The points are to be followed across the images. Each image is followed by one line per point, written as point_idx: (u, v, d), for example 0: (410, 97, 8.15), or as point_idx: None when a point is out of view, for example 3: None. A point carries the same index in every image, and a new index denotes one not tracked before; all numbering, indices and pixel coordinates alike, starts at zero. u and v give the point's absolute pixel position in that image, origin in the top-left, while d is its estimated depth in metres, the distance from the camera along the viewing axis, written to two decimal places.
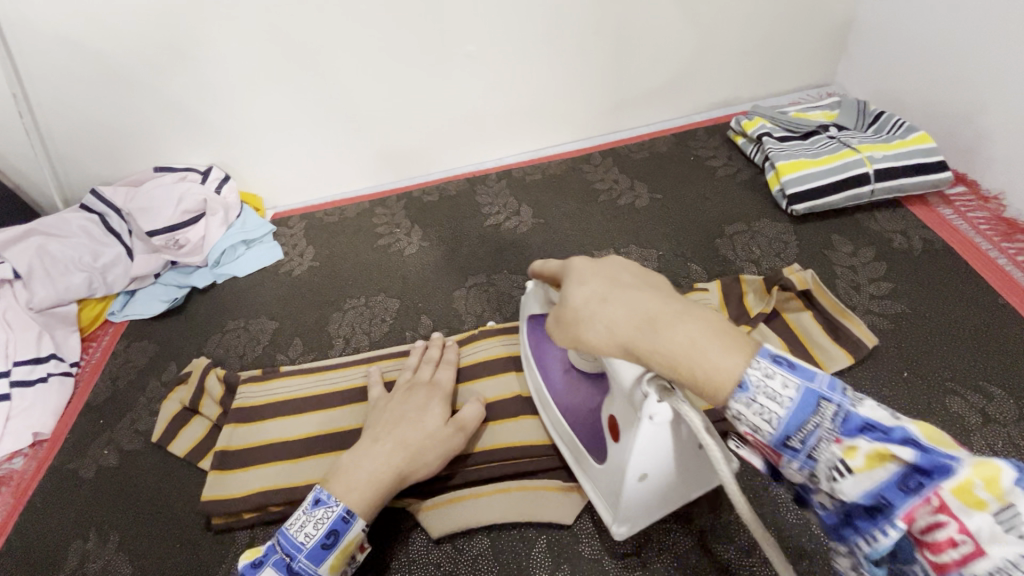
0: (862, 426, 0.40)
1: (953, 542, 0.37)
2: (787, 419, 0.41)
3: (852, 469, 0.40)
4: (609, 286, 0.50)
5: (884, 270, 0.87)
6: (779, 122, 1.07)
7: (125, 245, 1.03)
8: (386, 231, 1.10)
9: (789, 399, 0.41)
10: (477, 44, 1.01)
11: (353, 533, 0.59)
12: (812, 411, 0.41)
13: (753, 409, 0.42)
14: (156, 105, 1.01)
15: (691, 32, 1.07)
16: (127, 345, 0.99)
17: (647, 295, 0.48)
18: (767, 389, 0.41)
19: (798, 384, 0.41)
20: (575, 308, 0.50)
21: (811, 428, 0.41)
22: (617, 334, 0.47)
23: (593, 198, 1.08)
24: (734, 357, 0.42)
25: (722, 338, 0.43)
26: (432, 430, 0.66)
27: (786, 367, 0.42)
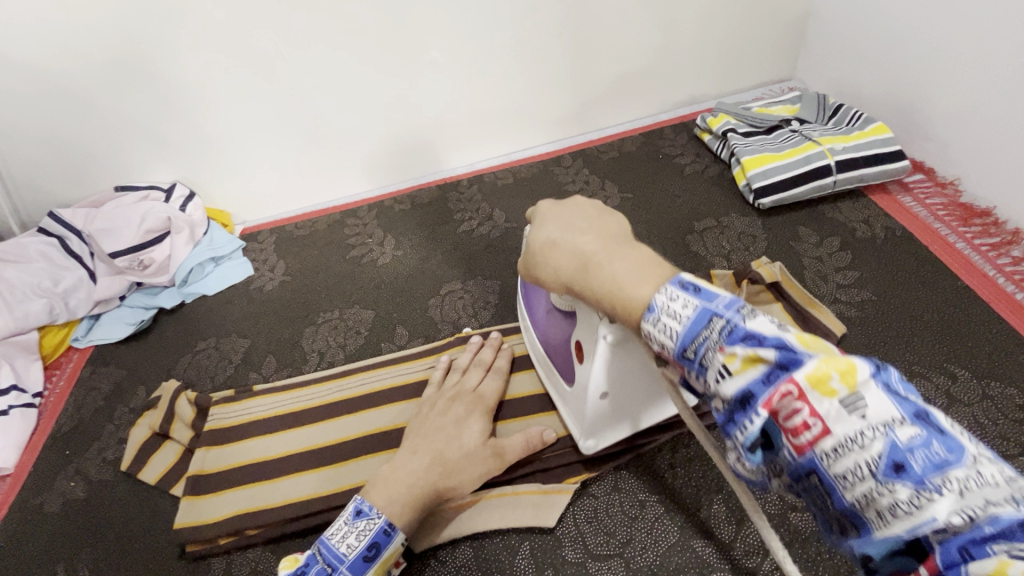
0: (746, 334, 0.35)
1: (807, 423, 0.33)
2: (685, 334, 0.37)
3: (732, 371, 0.35)
4: (565, 229, 0.50)
5: (849, 258, 0.89)
6: (743, 118, 1.09)
7: (87, 267, 1.00)
8: (358, 242, 1.09)
9: (686, 315, 0.37)
10: (442, 51, 1.01)
11: (393, 547, 0.59)
12: (705, 324, 0.37)
13: (657, 328, 0.39)
14: (114, 124, 0.99)
15: (653, 33, 1.09)
16: (92, 372, 0.96)
17: (594, 237, 0.48)
18: (670, 311, 0.38)
19: (696, 305, 0.38)
20: (533, 253, 0.52)
21: (701, 341, 0.37)
22: (562, 275, 0.49)
23: (565, 200, 1.08)
24: (648, 285, 0.41)
25: (646, 272, 0.42)
26: (472, 447, 0.65)
27: (689, 290, 0.39)
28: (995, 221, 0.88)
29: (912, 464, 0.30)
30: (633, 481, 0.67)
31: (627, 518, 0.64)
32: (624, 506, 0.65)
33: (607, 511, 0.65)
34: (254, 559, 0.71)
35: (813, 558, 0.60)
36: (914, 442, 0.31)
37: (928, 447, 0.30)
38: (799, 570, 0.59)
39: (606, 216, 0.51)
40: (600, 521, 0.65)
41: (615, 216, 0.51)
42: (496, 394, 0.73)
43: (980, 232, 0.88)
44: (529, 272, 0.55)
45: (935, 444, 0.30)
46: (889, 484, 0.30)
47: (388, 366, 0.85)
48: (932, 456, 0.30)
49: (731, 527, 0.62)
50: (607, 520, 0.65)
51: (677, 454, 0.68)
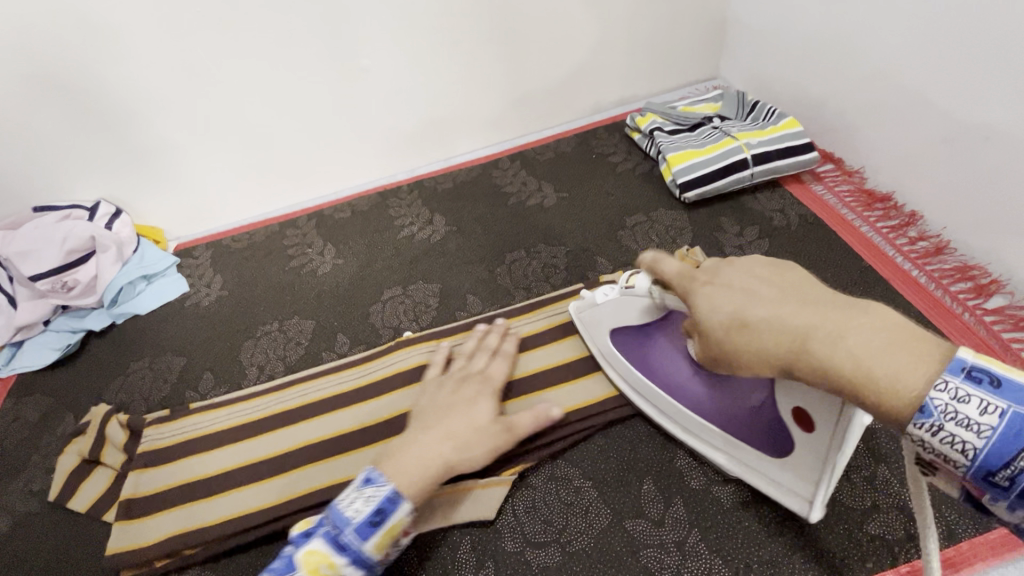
0: None
1: None
2: (990, 450, 0.40)
3: None
4: (751, 306, 0.51)
5: (767, 246, 0.95)
6: (669, 117, 1.14)
7: (7, 292, 0.96)
8: (298, 252, 1.08)
9: (991, 425, 0.40)
10: (374, 58, 1.02)
11: (399, 515, 0.57)
12: (1019, 436, 0.39)
13: (939, 437, 0.42)
14: (29, 142, 0.95)
15: (578, 37, 1.13)
16: (16, 402, 0.91)
17: (808, 315, 0.48)
18: (956, 414, 0.42)
19: (1002, 407, 0.40)
20: (716, 335, 0.53)
21: (1017, 462, 0.40)
22: (774, 358, 0.50)
23: (504, 202, 1.10)
24: (921, 368, 0.43)
25: (907, 355, 0.44)
26: (483, 423, 0.65)
27: (986, 390, 0.41)
28: (894, 205, 0.95)
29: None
30: (570, 469, 0.69)
31: (564, 505, 0.66)
32: (560, 493, 0.67)
33: (545, 499, 0.67)
34: None
35: (736, 525, 0.63)
36: None
37: None
38: (733, 534, 0.63)
39: (785, 274, 0.53)
40: (538, 509, 0.66)
41: (792, 270, 0.53)
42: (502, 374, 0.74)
43: (882, 215, 0.95)
44: (707, 354, 0.56)
45: None
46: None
47: (339, 370, 0.85)
48: None
49: (659, 505, 0.65)
50: (545, 508, 0.66)
51: (608, 439, 0.71)
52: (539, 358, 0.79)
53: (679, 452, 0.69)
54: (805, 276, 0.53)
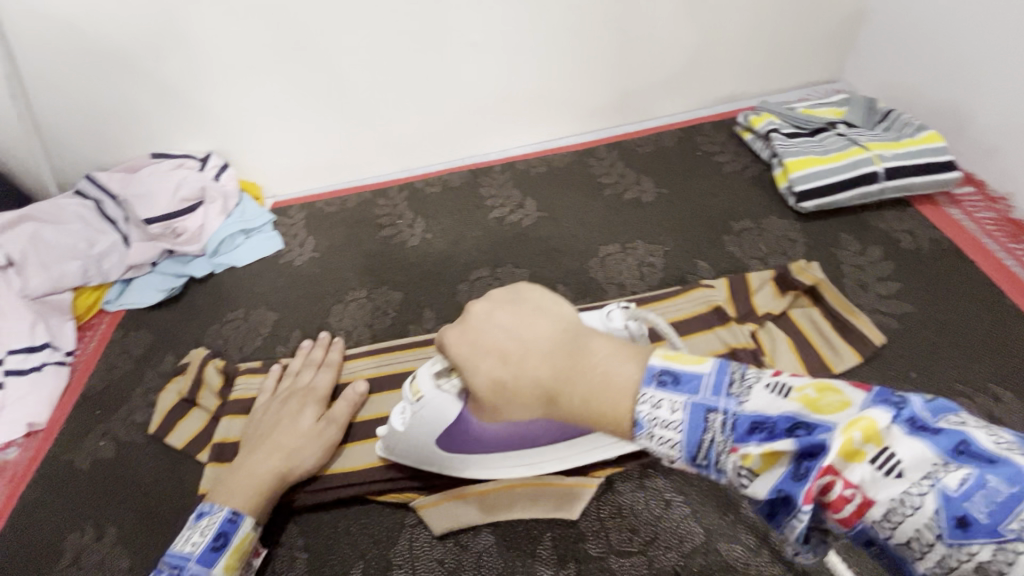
0: (749, 425, 0.38)
1: (845, 496, 0.35)
2: (687, 437, 0.41)
3: (754, 469, 0.38)
4: (501, 364, 0.50)
5: (891, 269, 0.86)
6: (788, 119, 1.05)
7: (121, 232, 1.01)
8: (388, 222, 1.09)
9: (679, 421, 0.41)
10: (483, 33, 1.00)
11: (241, 533, 0.60)
12: (703, 425, 0.40)
13: (655, 441, 0.42)
14: (153, 91, 0.99)
15: (697, 24, 1.06)
16: (123, 335, 0.97)
17: (541, 354, 0.48)
18: (657, 420, 0.42)
19: (683, 402, 0.41)
20: (483, 398, 0.52)
21: (707, 442, 0.40)
22: (535, 407, 0.50)
23: (599, 192, 1.07)
24: (626, 369, 0.44)
25: (618, 372, 0.44)
26: (305, 429, 0.67)
27: (669, 388, 0.42)
28: None
29: (976, 515, 0.31)
30: (661, 481, 0.66)
31: (652, 517, 0.63)
32: (650, 505, 0.64)
33: (632, 508, 0.64)
34: (275, 531, 0.68)
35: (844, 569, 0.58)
36: (969, 488, 0.32)
37: (986, 490, 0.31)
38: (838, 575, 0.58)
39: (529, 317, 0.51)
40: (624, 517, 0.64)
41: (529, 304, 0.52)
42: (329, 383, 0.75)
43: None
44: (489, 416, 0.54)
45: (991, 484, 0.31)
46: (963, 545, 0.32)
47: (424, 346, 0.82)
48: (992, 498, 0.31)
49: (758, 533, 0.61)
50: (631, 516, 0.64)
51: None
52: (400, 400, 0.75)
53: None
54: (563, 309, 0.52)
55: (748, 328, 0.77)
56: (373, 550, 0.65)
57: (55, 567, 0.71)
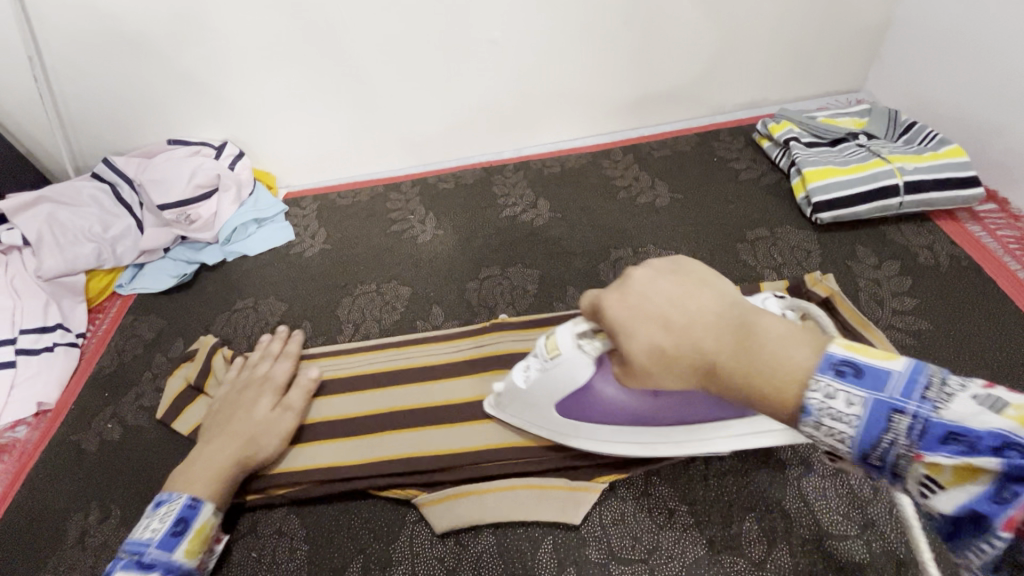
0: (944, 432, 0.36)
1: None
2: (859, 435, 0.39)
3: (939, 483, 0.37)
4: (659, 330, 0.47)
5: (908, 284, 0.85)
6: (807, 128, 1.04)
7: (135, 217, 1.02)
8: (400, 217, 1.09)
9: (856, 415, 0.39)
10: (503, 30, 0.99)
11: (203, 518, 0.61)
12: (884, 425, 0.38)
13: (821, 431, 0.40)
14: (171, 78, 1.00)
15: (719, 28, 1.04)
16: (134, 319, 0.98)
17: (707, 327, 0.45)
18: (830, 410, 0.39)
19: (865, 397, 0.39)
20: (636, 365, 0.49)
21: (886, 444, 0.38)
22: (686, 380, 0.47)
23: (612, 195, 1.06)
24: (801, 352, 0.41)
25: (790, 350, 0.41)
26: (263, 416, 0.69)
27: (846, 379, 0.40)
28: None
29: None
30: (665, 489, 0.65)
31: (655, 525, 0.63)
32: (653, 513, 0.64)
33: (634, 515, 0.64)
34: (278, 520, 0.68)
35: None
36: None
37: None
38: None
39: (692, 289, 0.48)
40: (627, 524, 0.63)
41: (693, 273, 0.50)
42: (287, 372, 0.76)
43: None
44: (626, 378, 0.53)
45: None
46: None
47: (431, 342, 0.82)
48: None
49: (762, 547, 0.60)
50: (634, 523, 0.63)
51: (711, 465, 0.66)
52: (405, 395, 0.75)
53: (788, 495, 0.63)
54: (721, 286, 0.49)
55: None
56: (372, 546, 0.65)
57: (60, 546, 0.72)
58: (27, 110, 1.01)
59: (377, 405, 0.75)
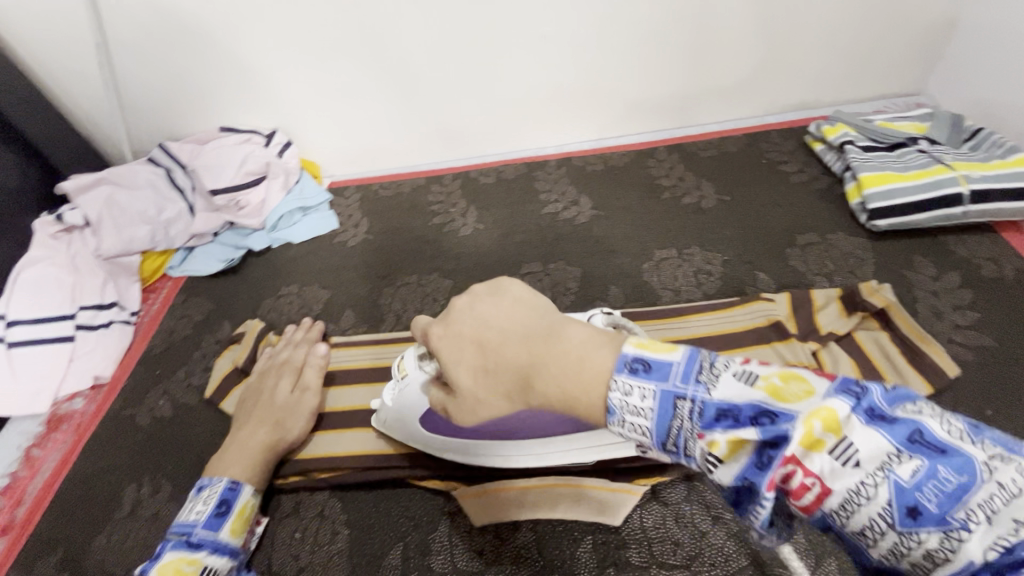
0: (717, 412, 0.37)
1: (806, 485, 0.35)
2: (656, 423, 0.39)
3: (721, 458, 0.37)
4: (483, 350, 0.45)
5: (970, 298, 0.81)
6: (864, 131, 1.00)
7: (188, 201, 1.05)
8: (441, 209, 1.10)
9: (651, 407, 0.39)
10: (553, 25, 0.98)
11: (243, 499, 0.63)
12: (672, 411, 0.38)
13: (626, 427, 0.40)
14: (226, 68, 1.02)
15: (776, 27, 1.01)
16: (184, 300, 1.01)
17: (515, 342, 0.44)
18: (629, 407, 0.39)
19: (654, 390, 0.39)
20: (464, 391, 0.47)
21: (677, 429, 0.38)
22: (485, 395, 0.46)
23: (657, 195, 1.04)
24: (600, 354, 0.41)
25: (593, 357, 0.41)
26: (282, 399, 0.72)
27: (642, 376, 0.39)
28: None
29: (927, 505, 0.32)
30: (707, 496, 0.64)
31: (697, 532, 0.62)
32: (695, 519, 0.63)
33: (676, 519, 0.63)
34: (320, 503, 0.70)
35: None
36: (919, 478, 0.32)
37: (938, 479, 0.32)
38: None
39: (498, 304, 0.47)
40: (667, 528, 0.63)
41: (510, 291, 0.48)
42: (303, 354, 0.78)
43: None
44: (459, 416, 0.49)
45: (943, 473, 0.32)
46: (913, 535, 0.32)
47: None
48: (943, 488, 0.32)
49: (809, 560, 0.59)
50: (675, 528, 0.63)
51: None
52: None
53: None
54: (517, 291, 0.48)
55: (810, 346, 0.74)
56: (411, 534, 0.66)
57: (114, 515, 0.75)
58: (91, 96, 1.05)
59: None
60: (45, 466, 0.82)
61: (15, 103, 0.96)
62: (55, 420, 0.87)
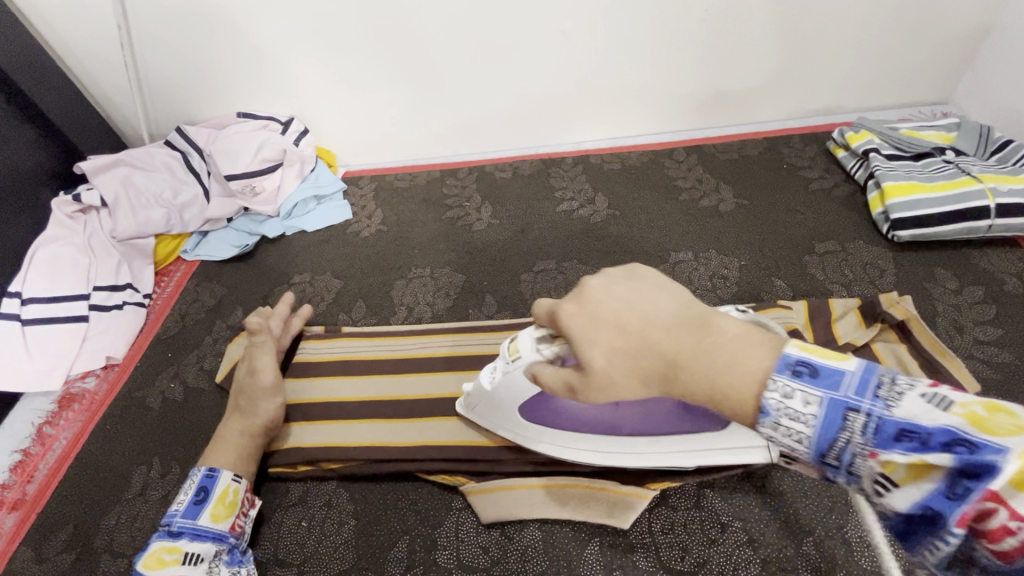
0: (895, 430, 0.37)
1: (1009, 529, 0.34)
2: (817, 433, 0.40)
3: (895, 477, 0.38)
4: (620, 335, 0.46)
5: (992, 313, 0.80)
6: (888, 139, 0.98)
7: (203, 185, 1.05)
8: (456, 203, 1.09)
9: (813, 415, 0.40)
10: (575, 21, 0.97)
11: (222, 484, 0.63)
12: (842, 423, 0.39)
13: (779, 431, 0.41)
14: (246, 53, 1.01)
15: (803, 30, 0.99)
16: (197, 284, 1.01)
17: (665, 329, 0.45)
18: (788, 410, 0.40)
19: (821, 399, 0.40)
20: (595, 375, 0.46)
21: (842, 442, 0.39)
22: (618, 379, 0.46)
23: (674, 196, 1.03)
24: (754, 350, 0.43)
25: (746, 350, 0.43)
26: (242, 385, 0.70)
27: (805, 382, 0.41)
28: None
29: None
30: (717, 503, 0.64)
31: (705, 539, 0.62)
32: (704, 526, 0.62)
33: (684, 525, 0.63)
34: (328, 493, 0.70)
35: None
36: None
37: None
38: None
39: (648, 293, 0.47)
40: (676, 534, 0.62)
41: (646, 280, 0.49)
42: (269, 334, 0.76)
43: None
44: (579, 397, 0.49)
45: None
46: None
47: (485, 333, 0.82)
48: None
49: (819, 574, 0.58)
50: (684, 534, 0.62)
51: (768, 484, 0.65)
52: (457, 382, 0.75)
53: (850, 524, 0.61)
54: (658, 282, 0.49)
55: None
56: (417, 527, 0.66)
57: (123, 496, 0.75)
58: (111, 77, 1.05)
59: (425, 390, 0.75)
60: (57, 445, 0.82)
61: (36, 82, 0.96)
62: (67, 399, 0.87)
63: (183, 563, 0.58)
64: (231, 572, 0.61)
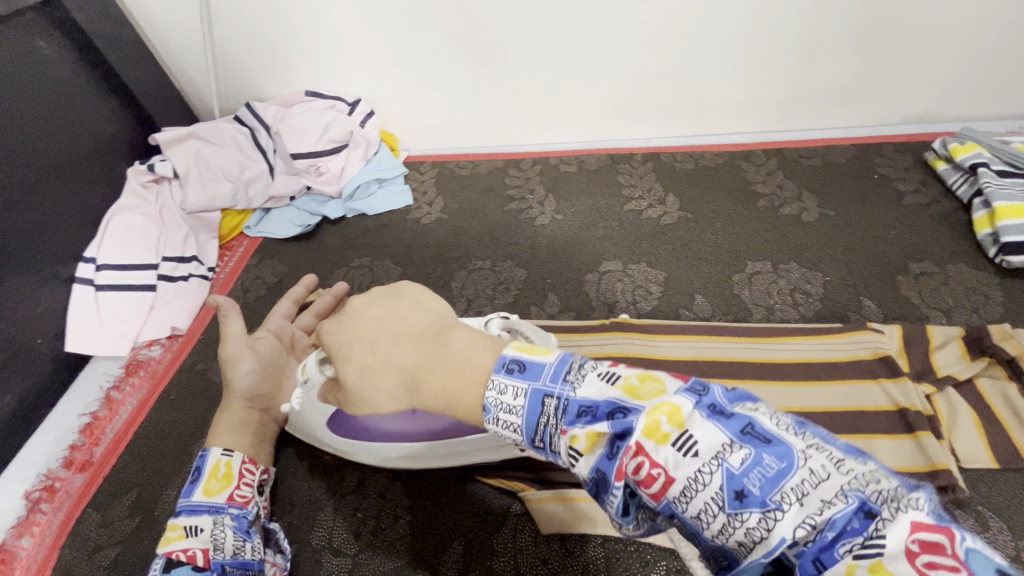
0: (579, 407, 0.36)
1: (652, 475, 0.33)
2: (526, 420, 0.37)
3: (580, 451, 0.36)
4: (370, 350, 0.44)
5: None
6: (999, 153, 0.89)
7: (268, 162, 1.06)
8: (519, 195, 1.06)
9: (520, 404, 0.37)
10: (661, 10, 0.90)
11: (212, 459, 0.64)
12: (541, 408, 0.37)
13: (501, 425, 0.38)
14: (319, 32, 1.00)
15: (913, 29, 0.90)
16: (258, 261, 1.02)
17: (409, 344, 0.44)
18: (503, 404, 0.38)
19: (525, 389, 0.38)
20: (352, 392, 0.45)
21: (544, 426, 0.37)
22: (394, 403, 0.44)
23: (752, 202, 0.97)
24: (480, 353, 0.41)
25: (469, 361, 0.41)
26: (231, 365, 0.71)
27: (517, 373, 0.39)
28: None
29: (750, 489, 0.31)
30: None
31: None
32: None
33: None
34: (383, 485, 0.69)
35: None
36: (749, 466, 0.31)
37: (761, 464, 0.31)
38: None
39: (402, 309, 0.46)
40: None
41: (405, 295, 0.48)
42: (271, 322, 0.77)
43: None
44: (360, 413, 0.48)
45: (766, 458, 0.31)
46: (738, 517, 0.31)
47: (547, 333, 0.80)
48: (765, 472, 0.31)
49: None
50: None
51: None
52: None
53: None
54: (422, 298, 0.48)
55: (923, 389, 0.67)
56: (474, 530, 0.64)
57: (184, 466, 0.76)
58: (187, 50, 1.06)
59: None
60: (122, 411, 0.84)
61: (118, 51, 0.97)
62: (133, 364, 0.89)
63: (189, 535, 0.59)
64: (237, 541, 0.59)
